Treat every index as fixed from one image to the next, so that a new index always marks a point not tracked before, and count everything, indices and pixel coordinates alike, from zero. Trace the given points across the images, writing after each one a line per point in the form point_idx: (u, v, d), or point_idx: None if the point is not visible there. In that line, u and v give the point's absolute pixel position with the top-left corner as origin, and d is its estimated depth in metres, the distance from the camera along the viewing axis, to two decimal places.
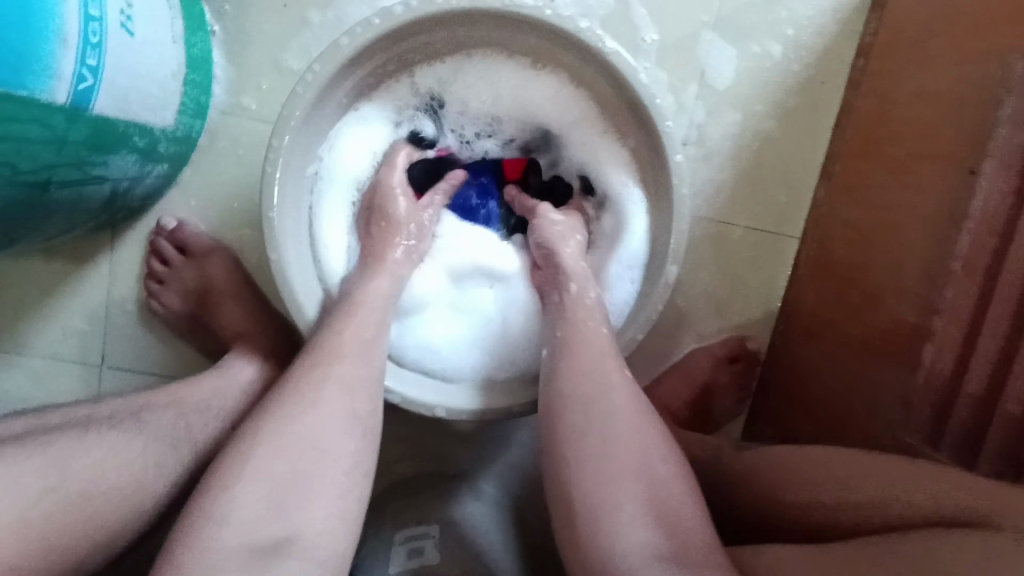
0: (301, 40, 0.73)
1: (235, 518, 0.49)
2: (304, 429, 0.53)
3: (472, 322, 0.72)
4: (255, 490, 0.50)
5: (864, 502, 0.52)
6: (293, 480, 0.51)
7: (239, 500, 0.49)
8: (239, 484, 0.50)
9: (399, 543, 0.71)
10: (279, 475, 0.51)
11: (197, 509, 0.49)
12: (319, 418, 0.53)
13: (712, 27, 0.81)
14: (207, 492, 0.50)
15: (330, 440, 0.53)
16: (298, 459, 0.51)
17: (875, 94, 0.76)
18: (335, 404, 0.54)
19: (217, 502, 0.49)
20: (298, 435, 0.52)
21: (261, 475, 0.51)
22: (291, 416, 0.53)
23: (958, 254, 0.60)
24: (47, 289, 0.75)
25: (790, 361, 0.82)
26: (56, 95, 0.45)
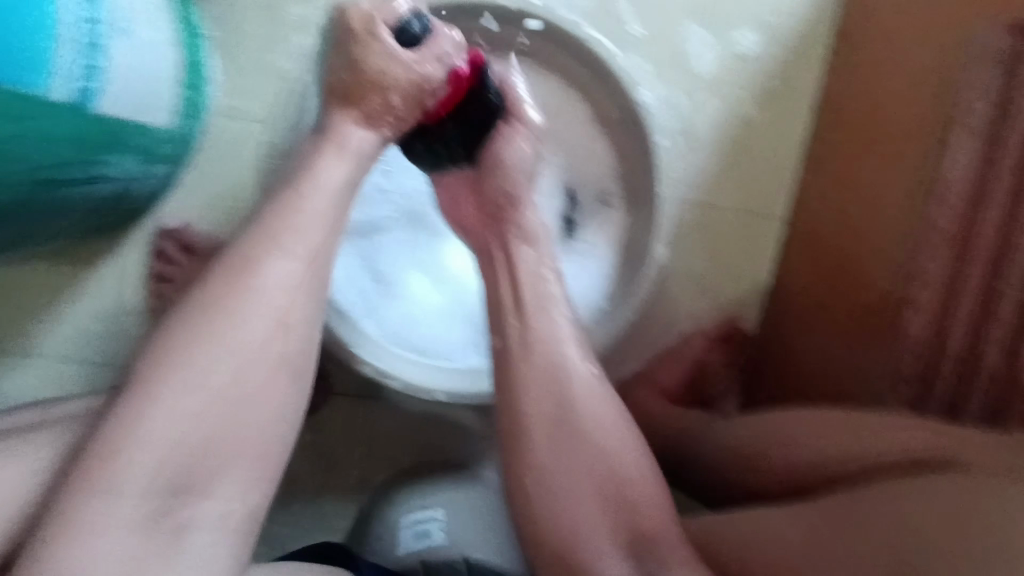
0: (295, 44, 0.76)
1: (130, 483, 0.43)
2: (204, 373, 0.46)
3: (444, 302, 0.75)
4: (154, 452, 0.44)
5: (841, 454, 0.55)
6: (201, 440, 0.45)
7: (134, 463, 0.43)
8: (128, 446, 0.43)
9: (408, 525, 0.75)
10: (190, 436, 0.44)
11: (85, 467, 0.43)
12: (230, 357, 0.47)
13: (692, 17, 0.83)
14: (94, 448, 0.43)
15: (243, 392, 0.46)
16: (209, 395, 0.45)
17: (855, 73, 0.79)
18: (255, 342, 0.48)
19: (101, 460, 0.43)
20: (201, 380, 0.46)
21: (159, 433, 0.44)
22: (201, 362, 0.46)
23: (935, 224, 0.62)
24: (52, 292, 0.77)
25: (780, 340, 0.84)
26: (54, 92, 0.48)
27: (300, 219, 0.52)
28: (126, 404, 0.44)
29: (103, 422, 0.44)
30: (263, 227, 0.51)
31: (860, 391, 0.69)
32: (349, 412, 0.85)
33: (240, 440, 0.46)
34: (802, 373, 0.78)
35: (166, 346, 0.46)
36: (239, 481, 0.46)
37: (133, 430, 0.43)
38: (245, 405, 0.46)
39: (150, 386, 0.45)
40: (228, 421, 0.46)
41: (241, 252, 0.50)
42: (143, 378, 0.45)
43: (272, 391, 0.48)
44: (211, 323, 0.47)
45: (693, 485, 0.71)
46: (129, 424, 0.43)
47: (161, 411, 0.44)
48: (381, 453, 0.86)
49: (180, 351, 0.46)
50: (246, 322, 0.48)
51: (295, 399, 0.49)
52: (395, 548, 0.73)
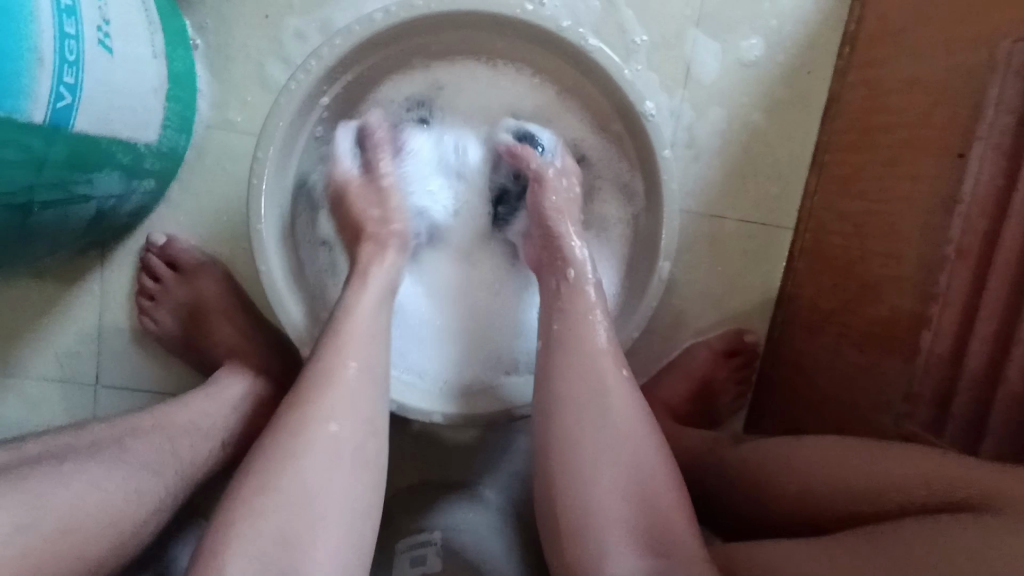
0: (284, 52, 0.73)
1: None
2: (303, 469, 0.49)
3: (451, 319, 0.73)
4: (261, 548, 0.47)
5: (868, 488, 0.52)
6: (282, 558, 0.46)
7: (244, 561, 0.46)
8: (239, 546, 0.46)
9: (403, 550, 0.71)
10: (289, 529, 0.47)
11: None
12: (307, 476, 0.49)
13: (696, 23, 0.81)
14: (208, 548, 0.47)
15: (320, 511, 0.48)
16: (305, 493, 0.49)
17: (866, 79, 0.76)
18: (324, 457, 0.50)
19: (215, 562, 0.46)
20: (277, 500, 0.48)
21: (247, 554, 0.46)
22: (279, 497, 0.48)
23: (952, 239, 0.59)
24: (37, 311, 0.74)
25: (789, 352, 0.82)
26: (32, 115, 0.45)
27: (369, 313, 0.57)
28: (236, 505, 0.48)
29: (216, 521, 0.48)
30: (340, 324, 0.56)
31: (874, 410, 0.67)
32: None
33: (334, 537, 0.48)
34: (812, 389, 0.76)
35: (268, 451, 0.51)
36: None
37: (246, 530, 0.47)
38: (337, 498, 0.49)
39: (239, 507, 0.48)
40: (321, 516, 0.48)
41: (327, 348, 0.55)
42: (232, 502, 0.49)
43: (347, 504, 0.50)
44: (287, 442, 0.51)
45: (704, 509, 0.68)
46: (242, 525, 0.47)
47: (248, 531, 0.47)
48: None
49: (279, 448, 0.50)
50: (314, 438, 0.51)
51: (365, 506, 0.51)
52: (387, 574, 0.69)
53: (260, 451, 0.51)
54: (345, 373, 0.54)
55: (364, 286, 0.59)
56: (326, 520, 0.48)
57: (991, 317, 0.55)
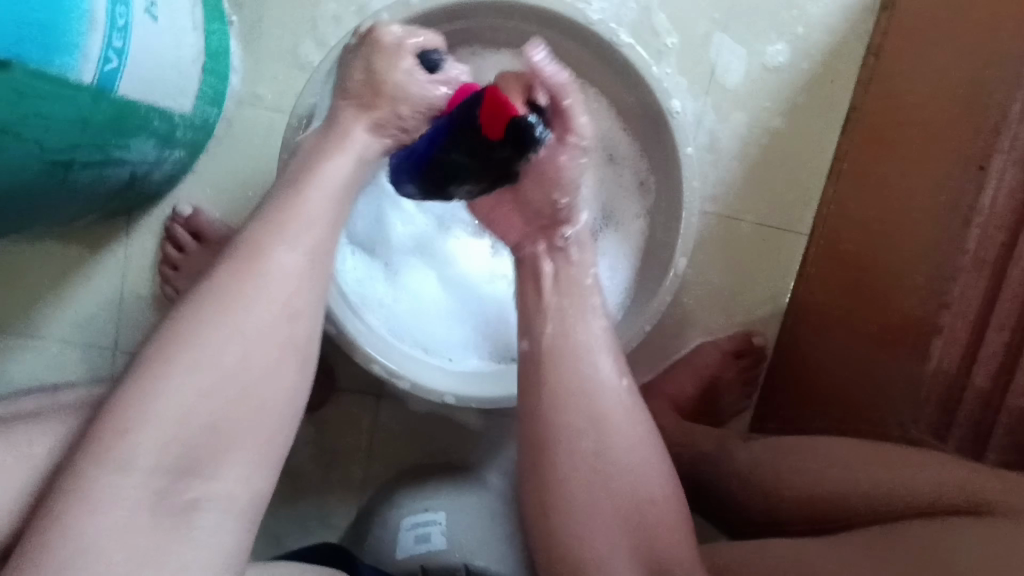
0: (317, 33, 0.74)
1: (135, 457, 0.42)
2: (217, 354, 0.45)
3: (454, 304, 0.74)
4: (160, 422, 0.43)
5: (877, 493, 0.53)
6: (197, 439, 0.44)
7: (142, 435, 0.43)
8: (138, 422, 0.43)
9: (406, 527, 0.73)
10: (195, 409, 0.44)
11: (110, 431, 0.43)
12: (261, 316, 0.47)
13: (722, 27, 0.82)
14: (105, 427, 0.43)
15: (269, 356, 0.47)
16: (217, 374, 0.45)
17: (889, 88, 0.77)
18: (268, 305, 0.47)
19: (109, 434, 0.43)
20: (217, 355, 0.45)
21: (187, 395, 0.44)
22: (183, 369, 0.44)
23: (966, 250, 0.60)
24: (61, 273, 0.76)
25: (796, 356, 0.83)
26: (82, 75, 0.46)
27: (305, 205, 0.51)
28: (138, 382, 0.44)
29: (119, 394, 0.44)
30: (276, 207, 0.51)
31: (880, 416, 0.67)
32: (353, 408, 0.84)
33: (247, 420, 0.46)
34: (818, 393, 0.77)
35: (182, 330, 0.46)
36: (256, 445, 0.46)
37: (147, 401, 0.43)
38: (255, 387, 0.46)
39: (183, 339, 0.45)
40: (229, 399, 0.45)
41: (259, 225, 0.50)
42: (144, 366, 0.45)
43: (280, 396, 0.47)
44: (238, 278, 0.47)
45: (706, 502, 0.69)
46: (145, 394, 0.43)
47: (182, 382, 0.44)
48: (385, 453, 0.85)
49: (189, 327, 0.46)
50: (270, 269, 0.48)
51: (310, 363, 0.49)
52: (394, 552, 0.72)
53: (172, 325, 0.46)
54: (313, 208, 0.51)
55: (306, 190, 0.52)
56: (272, 368, 0.47)
57: (1000, 327, 0.56)
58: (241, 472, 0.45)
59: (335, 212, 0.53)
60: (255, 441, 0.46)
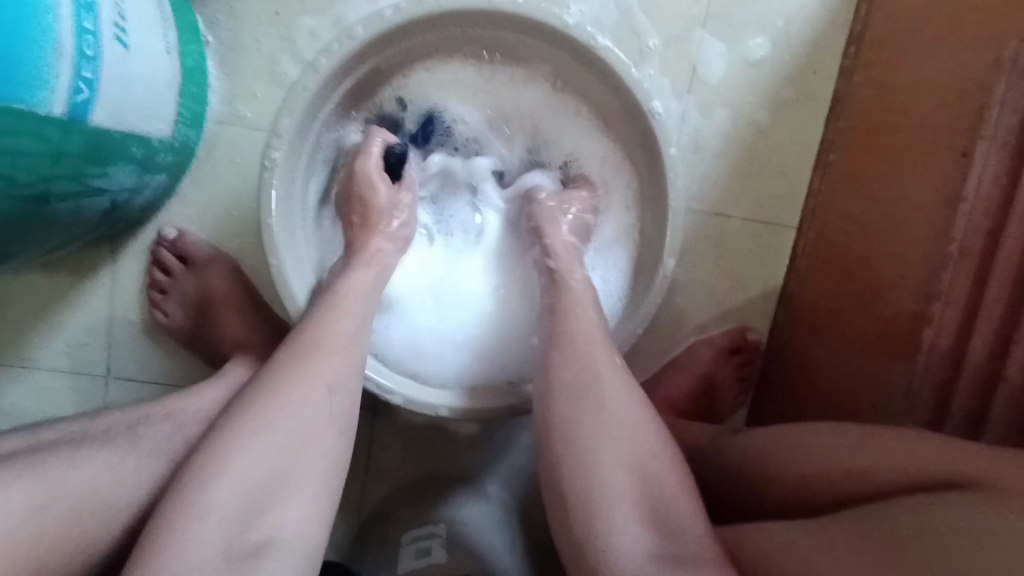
0: (294, 49, 0.74)
1: (202, 537, 0.46)
2: (276, 440, 0.50)
3: (438, 308, 0.73)
4: (224, 505, 0.47)
5: (871, 478, 0.52)
6: (256, 521, 0.48)
7: (209, 517, 0.47)
8: (205, 505, 0.47)
9: (406, 543, 0.73)
10: (254, 492, 0.48)
11: (182, 492, 0.48)
12: (306, 409, 0.52)
13: (701, 23, 0.81)
14: (172, 505, 0.47)
15: (313, 444, 0.51)
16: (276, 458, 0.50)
17: (871, 78, 0.76)
18: (320, 396, 0.53)
19: (179, 514, 0.47)
20: (276, 439, 0.50)
21: (242, 473, 0.49)
22: (249, 456, 0.49)
23: (954, 238, 0.60)
24: (48, 302, 0.76)
25: (789, 349, 0.83)
26: (52, 107, 0.46)
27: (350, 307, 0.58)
28: (204, 464, 0.49)
29: (187, 474, 0.49)
30: (325, 305, 0.57)
31: (875, 408, 0.67)
32: None
33: (297, 503, 0.50)
34: (813, 387, 0.77)
35: (245, 417, 0.51)
36: (300, 518, 0.50)
37: (214, 482, 0.48)
38: (308, 472, 0.51)
39: (240, 425, 0.51)
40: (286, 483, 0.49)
41: (312, 324, 0.56)
42: (209, 450, 0.49)
43: (325, 477, 0.51)
44: (287, 376, 0.53)
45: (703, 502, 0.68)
46: (212, 477, 0.48)
47: (243, 465, 0.49)
48: (384, 467, 0.84)
49: (253, 415, 0.51)
50: (312, 370, 0.53)
51: (346, 451, 0.53)
52: (394, 566, 0.71)
53: (234, 416, 0.51)
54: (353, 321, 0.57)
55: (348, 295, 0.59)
56: (317, 453, 0.51)
57: (991, 315, 0.55)
58: (287, 544, 0.48)
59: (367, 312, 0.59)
60: (298, 514, 0.49)
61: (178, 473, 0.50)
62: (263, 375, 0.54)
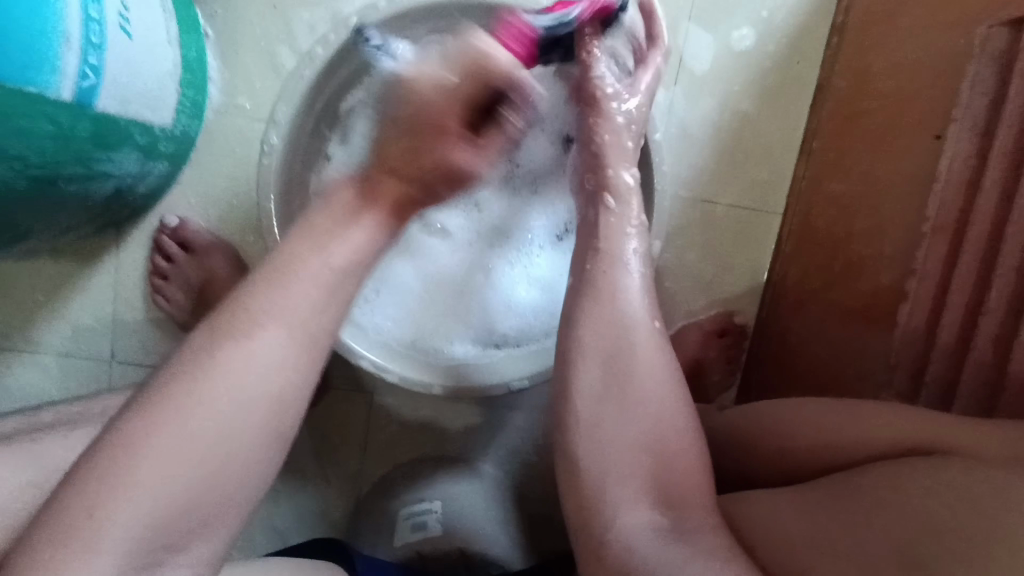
0: (292, 41, 0.76)
1: (76, 571, 0.36)
2: (180, 448, 0.39)
3: (429, 291, 0.76)
4: (109, 530, 0.37)
5: (841, 442, 0.53)
6: (158, 543, 0.38)
7: (88, 545, 0.36)
8: (83, 530, 0.37)
9: (403, 518, 0.75)
10: (152, 516, 0.38)
11: (62, 506, 0.37)
12: (222, 412, 0.40)
13: (687, 15, 0.84)
14: (46, 525, 0.37)
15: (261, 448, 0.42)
16: (178, 470, 0.39)
17: (852, 67, 0.79)
18: (252, 394, 0.41)
19: (49, 536, 0.36)
20: (182, 446, 0.39)
21: (136, 488, 0.38)
22: (142, 468, 0.38)
23: (928, 217, 0.62)
24: (54, 288, 0.78)
25: (774, 331, 0.86)
26: (61, 92, 0.48)
27: (299, 284, 0.44)
28: (84, 475, 0.38)
29: (70, 483, 0.38)
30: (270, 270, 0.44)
31: (854, 385, 0.69)
32: (348, 407, 0.86)
33: (225, 516, 0.41)
34: (796, 367, 0.79)
35: (151, 417, 0.40)
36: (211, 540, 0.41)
37: (98, 500, 0.37)
38: (225, 484, 0.40)
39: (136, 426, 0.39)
40: (196, 499, 0.39)
41: (241, 302, 0.43)
42: (90, 459, 0.38)
43: (244, 486, 0.41)
44: (201, 367, 0.41)
45: None
46: (96, 492, 0.37)
47: (138, 480, 0.38)
48: (381, 449, 0.87)
49: (158, 413, 0.40)
50: (239, 361, 0.41)
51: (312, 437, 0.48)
52: (391, 539, 0.74)
53: (135, 412, 0.40)
54: (294, 299, 0.43)
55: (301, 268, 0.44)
56: (236, 467, 0.41)
57: (963, 289, 0.57)
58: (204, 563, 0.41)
59: (329, 289, 0.45)
60: (225, 529, 0.41)
61: (61, 481, 0.39)
62: (177, 362, 0.42)
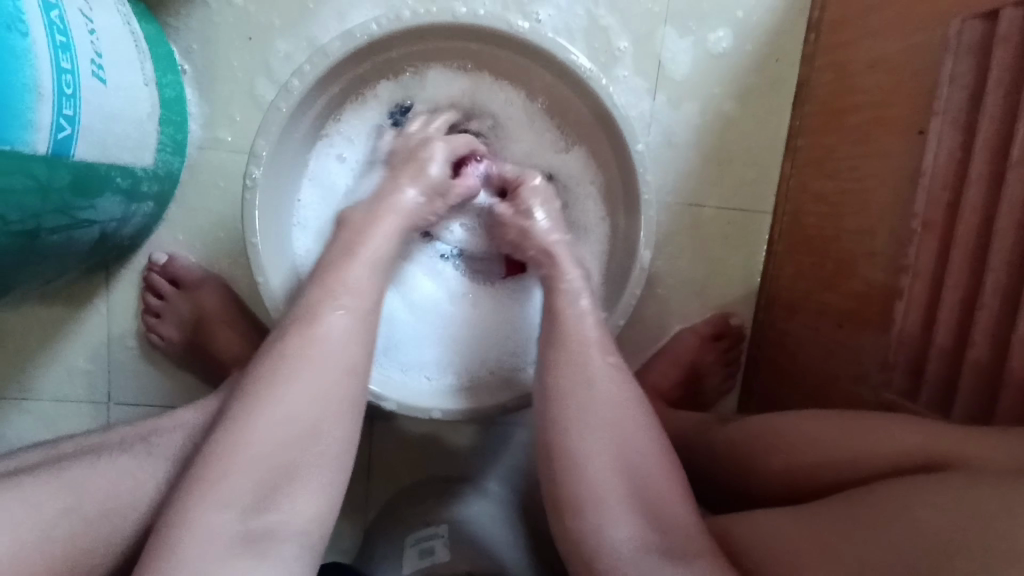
0: (270, 72, 0.76)
1: (229, 496, 0.47)
2: (290, 401, 0.51)
3: (422, 323, 0.75)
4: (251, 463, 0.48)
5: (843, 455, 0.52)
6: (280, 479, 0.49)
7: (235, 475, 0.48)
8: (230, 464, 0.48)
9: (411, 546, 0.74)
10: (275, 454, 0.49)
11: (211, 450, 0.49)
12: (326, 374, 0.52)
13: (664, 21, 0.83)
14: (198, 469, 0.48)
15: (334, 410, 0.52)
16: (291, 422, 0.50)
17: (833, 62, 0.78)
18: (331, 359, 0.53)
19: (207, 472, 0.48)
20: (294, 401, 0.51)
21: (271, 430, 0.50)
22: (268, 417, 0.50)
23: (917, 213, 0.61)
24: (46, 332, 0.77)
25: (771, 332, 0.86)
26: (36, 146, 0.48)
27: (356, 275, 0.57)
28: (227, 427, 0.50)
29: (213, 437, 0.50)
30: (335, 269, 0.57)
31: (855, 384, 0.69)
32: None
33: (322, 463, 0.51)
34: (796, 367, 0.79)
35: (261, 381, 0.52)
36: (326, 483, 0.51)
37: (239, 441, 0.49)
38: (326, 436, 0.51)
39: (263, 388, 0.51)
40: (303, 448, 0.50)
41: (307, 301, 0.56)
42: (229, 415, 0.51)
43: (344, 439, 0.52)
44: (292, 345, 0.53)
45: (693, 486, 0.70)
46: (236, 436, 0.49)
47: (264, 425, 0.50)
48: (385, 473, 0.86)
49: (272, 375, 0.52)
50: (319, 342, 0.53)
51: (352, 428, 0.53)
52: (400, 566, 0.73)
53: (252, 379, 0.53)
54: (361, 283, 0.57)
55: (355, 261, 0.58)
56: (342, 417, 0.52)
57: (955, 285, 0.57)
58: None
59: (380, 277, 0.59)
60: (324, 485, 0.50)
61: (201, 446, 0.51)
62: (271, 346, 0.54)
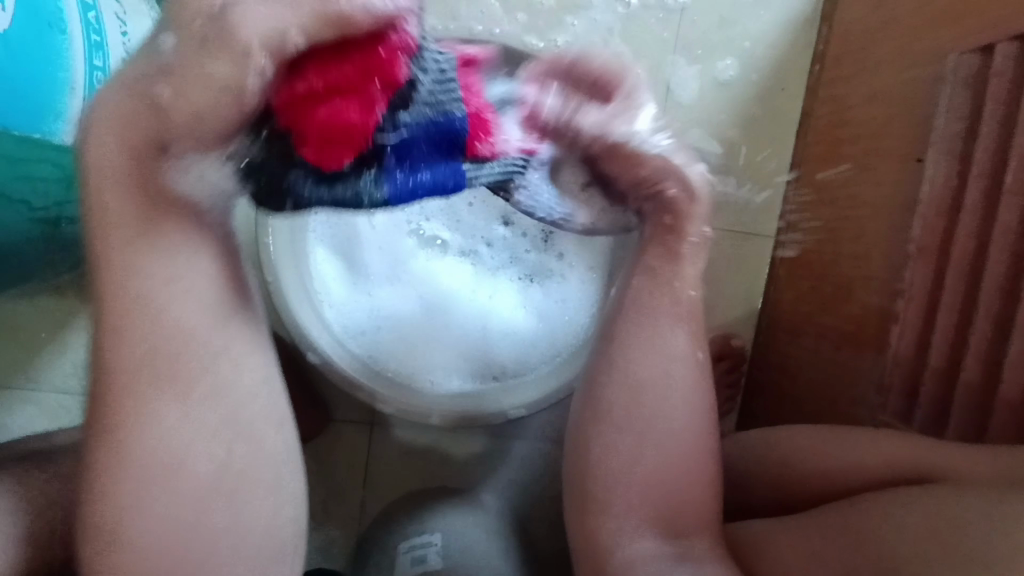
0: None
1: None
2: (162, 486, 0.40)
3: (427, 331, 0.76)
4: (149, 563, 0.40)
5: (836, 468, 0.53)
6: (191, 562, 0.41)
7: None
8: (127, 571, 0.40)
9: (404, 552, 0.73)
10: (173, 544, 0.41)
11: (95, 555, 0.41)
12: (179, 446, 0.41)
13: (673, 48, 0.86)
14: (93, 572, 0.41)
15: (219, 474, 0.41)
16: (180, 508, 0.41)
17: (835, 94, 0.81)
18: (189, 417, 0.41)
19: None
20: (169, 484, 0.40)
21: (150, 535, 0.40)
22: (141, 512, 0.40)
23: (913, 238, 0.63)
24: (55, 325, 0.79)
25: (773, 355, 0.86)
26: (65, 137, 0.50)
27: (175, 294, 0.40)
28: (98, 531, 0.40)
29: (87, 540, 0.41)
30: (130, 293, 0.40)
31: (852, 407, 0.69)
32: (350, 439, 0.86)
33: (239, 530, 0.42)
34: (796, 390, 0.79)
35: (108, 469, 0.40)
36: (256, 542, 0.43)
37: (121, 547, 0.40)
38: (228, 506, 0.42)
39: (111, 495, 0.40)
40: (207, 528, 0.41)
41: (118, 341, 0.39)
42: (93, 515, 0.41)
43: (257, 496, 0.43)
44: (130, 412, 0.40)
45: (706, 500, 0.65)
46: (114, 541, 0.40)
47: (143, 523, 0.40)
48: (383, 480, 0.86)
49: (117, 464, 0.40)
50: (164, 404, 0.40)
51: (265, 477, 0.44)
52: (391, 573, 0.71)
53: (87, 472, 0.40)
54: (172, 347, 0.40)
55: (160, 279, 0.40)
56: (242, 481, 0.42)
57: (950, 309, 0.58)
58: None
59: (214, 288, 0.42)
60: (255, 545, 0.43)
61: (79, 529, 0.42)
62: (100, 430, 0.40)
